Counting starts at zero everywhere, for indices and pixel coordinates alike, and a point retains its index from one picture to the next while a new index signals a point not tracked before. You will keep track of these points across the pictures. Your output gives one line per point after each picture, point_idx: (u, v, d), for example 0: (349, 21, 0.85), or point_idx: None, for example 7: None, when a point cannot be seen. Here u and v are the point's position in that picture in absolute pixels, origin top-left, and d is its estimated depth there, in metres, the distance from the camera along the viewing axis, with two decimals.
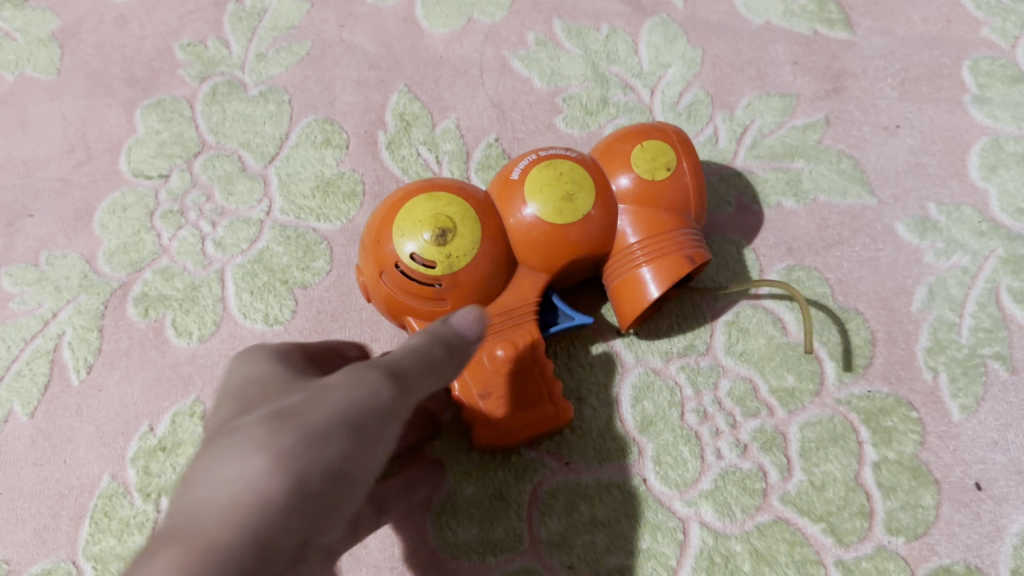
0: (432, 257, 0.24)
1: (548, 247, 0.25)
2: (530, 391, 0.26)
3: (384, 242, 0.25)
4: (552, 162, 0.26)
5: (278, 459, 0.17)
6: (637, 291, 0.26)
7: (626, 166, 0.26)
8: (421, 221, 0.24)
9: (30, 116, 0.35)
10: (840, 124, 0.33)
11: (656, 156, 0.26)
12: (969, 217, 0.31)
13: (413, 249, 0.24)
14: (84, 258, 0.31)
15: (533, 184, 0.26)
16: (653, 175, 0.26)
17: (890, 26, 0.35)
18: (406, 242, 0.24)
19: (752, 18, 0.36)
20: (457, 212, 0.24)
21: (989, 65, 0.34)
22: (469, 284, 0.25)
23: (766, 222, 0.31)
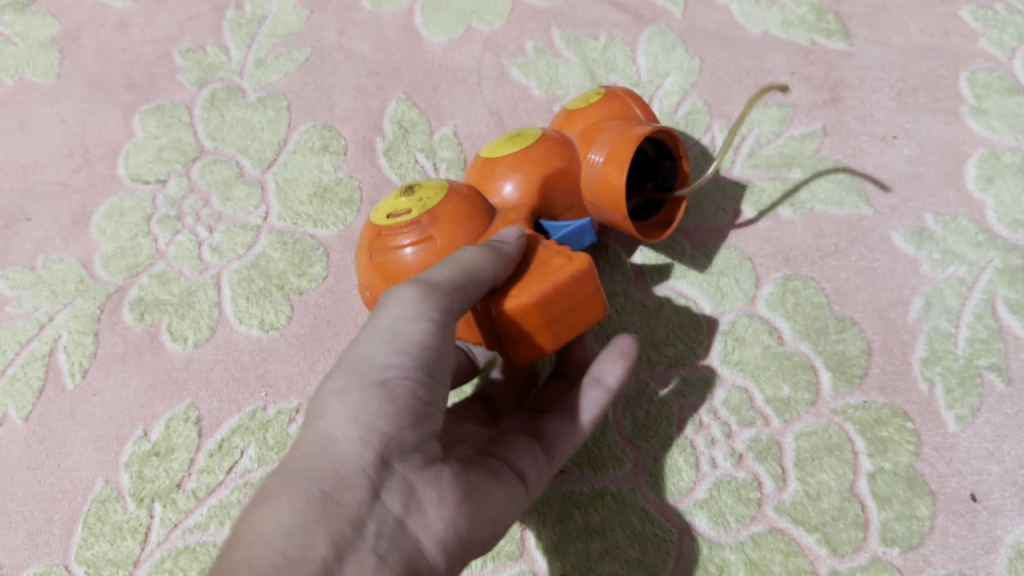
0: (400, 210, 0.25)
1: (523, 169, 0.26)
2: (542, 260, 0.23)
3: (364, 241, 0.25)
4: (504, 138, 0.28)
5: (340, 393, 0.20)
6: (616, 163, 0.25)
7: (571, 118, 0.28)
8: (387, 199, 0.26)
9: (29, 120, 0.35)
10: (838, 134, 0.33)
11: (589, 100, 0.28)
12: (966, 228, 0.31)
13: (385, 217, 0.25)
14: (81, 262, 0.31)
15: (490, 151, 0.27)
16: (586, 102, 0.28)
17: (888, 37, 0.35)
18: (379, 219, 0.25)
19: (750, 28, 0.36)
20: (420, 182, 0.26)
21: (986, 76, 0.34)
22: (450, 214, 0.24)
23: (762, 231, 0.31)
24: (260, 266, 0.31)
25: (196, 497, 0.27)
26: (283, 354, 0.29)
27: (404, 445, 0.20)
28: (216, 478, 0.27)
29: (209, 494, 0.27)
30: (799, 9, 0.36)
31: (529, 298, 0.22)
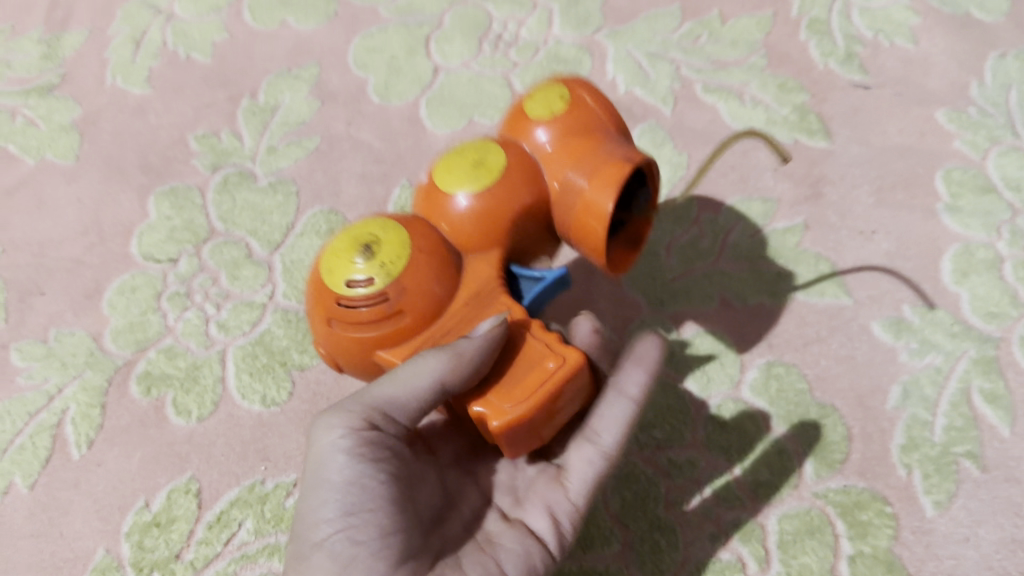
0: (358, 280, 0.23)
1: (485, 209, 0.25)
2: (531, 360, 0.23)
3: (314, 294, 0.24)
4: (456, 154, 0.26)
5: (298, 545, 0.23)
6: (594, 209, 0.24)
7: (531, 122, 0.26)
8: (336, 248, 0.24)
9: (47, 198, 0.36)
10: (818, 228, 0.35)
11: (549, 104, 0.26)
12: (942, 319, 0.32)
13: (341, 278, 0.23)
14: (91, 335, 0.33)
15: (447, 177, 0.25)
16: (548, 111, 0.26)
17: (867, 136, 0.37)
18: (335, 279, 0.23)
19: (735, 125, 0.38)
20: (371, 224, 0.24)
21: (960, 175, 0.36)
22: (418, 288, 0.23)
23: (747, 318, 0.33)
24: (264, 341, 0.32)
25: (193, 569, 0.28)
26: (282, 429, 0.30)
27: None
28: (213, 550, 0.28)
29: (205, 566, 0.28)
30: (782, 110, 0.38)
31: (527, 403, 0.22)
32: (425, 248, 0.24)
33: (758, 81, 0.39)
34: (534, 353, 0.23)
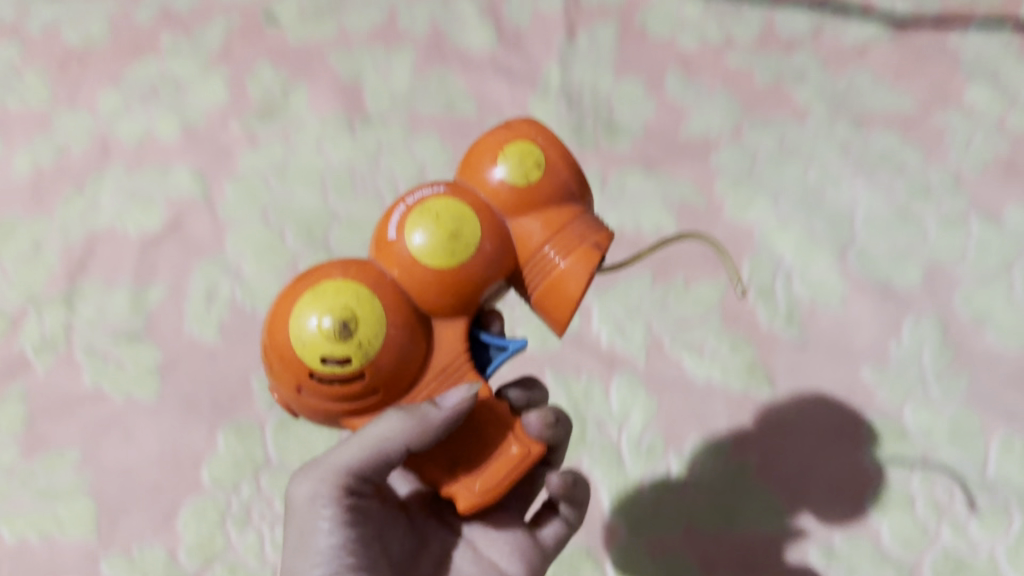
0: (334, 353, 0.29)
1: (450, 281, 0.30)
2: (498, 448, 0.31)
3: (283, 351, 0.29)
4: (426, 210, 0.30)
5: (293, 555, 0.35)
6: (561, 289, 0.31)
7: (500, 175, 0.31)
8: (312, 314, 0.29)
9: (133, 433, 0.45)
10: (764, 468, 0.45)
11: (523, 164, 0.31)
12: (866, 548, 0.43)
13: (316, 350, 0.29)
14: (167, 550, 0.42)
15: (416, 240, 0.30)
16: (524, 177, 0.31)
17: (804, 388, 0.47)
18: (312, 343, 0.29)
19: (697, 376, 0.47)
20: (349, 294, 0.29)
21: (881, 426, 0.46)
22: (388, 362, 0.30)
23: (709, 547, 0.44)
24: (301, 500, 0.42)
25: None
26: None
27: None
28: None
29: None
30: (734, 363, 0.48)
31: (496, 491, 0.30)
32: (397, 320, 0.30)
33: (714, 338, 0.48)
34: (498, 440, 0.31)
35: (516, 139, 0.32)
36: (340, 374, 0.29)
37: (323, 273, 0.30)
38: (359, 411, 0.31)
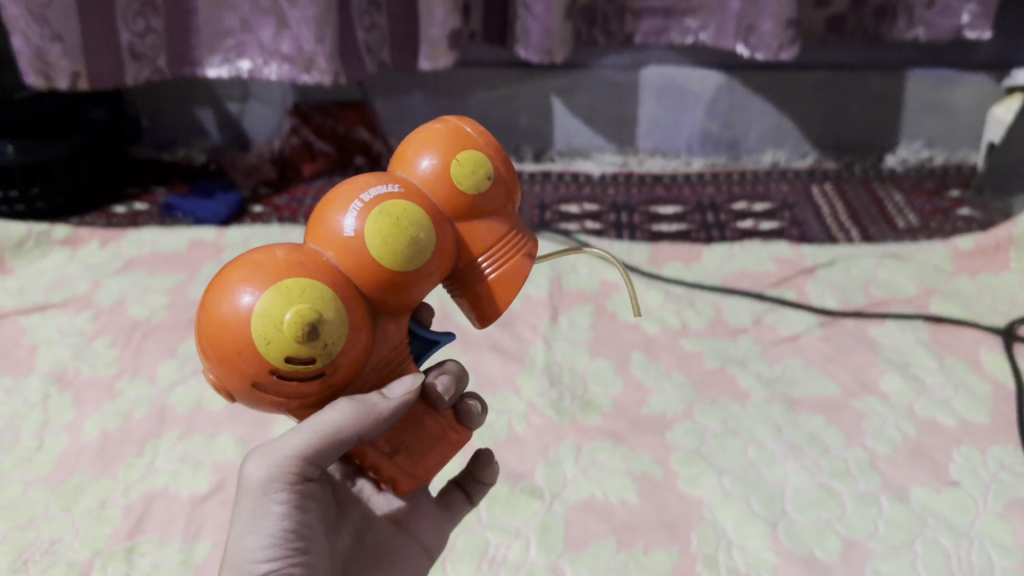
0: (294, 352, 0.31)
1: (407, 280, 0.34)
2: (430, 442, 0.39)
3: (236, 344, 0.32)
4: (381, 212, 0.34)
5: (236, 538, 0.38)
6: (501, 291, 0.37)
7: (448, 178, 0.36)
8: (275, 314, 0.31)
9: None
10: None
11: (472, 175, 0.36)
12: None
13: (275, 347, 0.31)
14: None
15: (371, 235, 0.33)
16: (471, 187, 0.36)
17: None
18: (272, 338, 0.31)
19: None
20: (310, 292, 0.32)
21: None
22: (347, 358, 0.33)
23: None
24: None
25: None
26: None
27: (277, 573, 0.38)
28: None
29: None
30: None
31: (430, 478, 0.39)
32: (354, 316, 0.33)
33: None
34: (429, 437, 0.39)
35: (454, 141, 0.37)
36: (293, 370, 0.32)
37: (281, 272, 0.32)
38: (304, 401, 0.35)
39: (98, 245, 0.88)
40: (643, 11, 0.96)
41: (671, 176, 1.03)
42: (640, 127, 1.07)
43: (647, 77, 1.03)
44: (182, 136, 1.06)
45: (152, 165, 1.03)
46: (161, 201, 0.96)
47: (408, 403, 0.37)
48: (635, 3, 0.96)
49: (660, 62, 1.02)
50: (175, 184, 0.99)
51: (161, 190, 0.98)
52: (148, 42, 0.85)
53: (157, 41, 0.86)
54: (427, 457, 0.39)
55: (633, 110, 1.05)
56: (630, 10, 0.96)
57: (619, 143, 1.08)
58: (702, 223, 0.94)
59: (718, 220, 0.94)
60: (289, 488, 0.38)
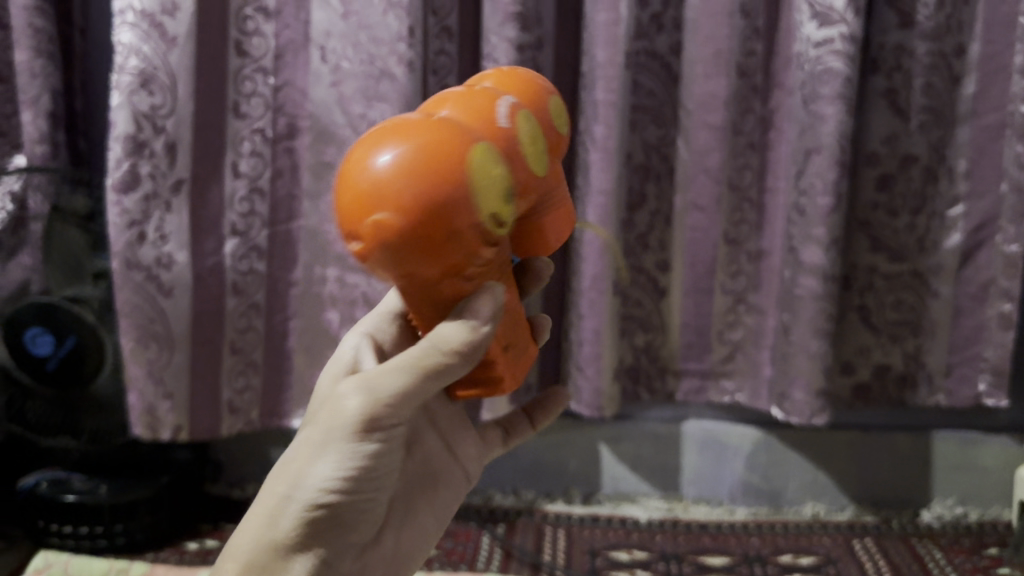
0: (453, 198, 0.41)
1: (538, 188, 0.47)
2: (521, 345, 0.50)
3: (395, 197, 0.40)
4: (523, 118, 0.46)
5: (314, 455, 0.47)
6: (567, 214, 0.52)
7: (543, 107, 0.50)
8: (433, 165, 0.40)
9: None
10: None
11: (557, 108, 0.51)
12: None
13: (436, 191, 0.40)
14: None
15: (521, 129, 0.46)
16: (556, 117, 0.51)
17: None
18: (429, 184, 0.40)
19: None
20: (460, 142, 0.41)
21: None
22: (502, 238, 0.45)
23: None
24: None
25: None
26: None
27: (339, 490, 0.47)
28: None
29: None
30: None
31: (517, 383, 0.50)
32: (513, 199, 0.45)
33: None
34: (520, 339, 0.49)
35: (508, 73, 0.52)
36: (449, 220, 0.41)
37: (422, 131, 0.42)
38: (450, 272, 0.43)
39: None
40: (684, 371, 1.05)
41: (716, 524, 1.07)
42: (683, 476, 1.13)
43: (688, 430, 1.12)
44: (253, 474, 1.14)
45: (225, 502, 1.10)
46: (230, 538, 1.02)
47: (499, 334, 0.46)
48: (675, 364, 1.05)
49: (699, 417, 1.12)
50: None
51: (231, 527, 1.05)
52: (245, 397, 0.97)
53: (253, 396, 0.98)
54: (518, 361, 0.49)
55: (676, 461, 1.13)
56: (671, 370, 1.05)
57: (663, 490, 1.13)
58: None
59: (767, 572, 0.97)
60: (378, 430, 0.47)
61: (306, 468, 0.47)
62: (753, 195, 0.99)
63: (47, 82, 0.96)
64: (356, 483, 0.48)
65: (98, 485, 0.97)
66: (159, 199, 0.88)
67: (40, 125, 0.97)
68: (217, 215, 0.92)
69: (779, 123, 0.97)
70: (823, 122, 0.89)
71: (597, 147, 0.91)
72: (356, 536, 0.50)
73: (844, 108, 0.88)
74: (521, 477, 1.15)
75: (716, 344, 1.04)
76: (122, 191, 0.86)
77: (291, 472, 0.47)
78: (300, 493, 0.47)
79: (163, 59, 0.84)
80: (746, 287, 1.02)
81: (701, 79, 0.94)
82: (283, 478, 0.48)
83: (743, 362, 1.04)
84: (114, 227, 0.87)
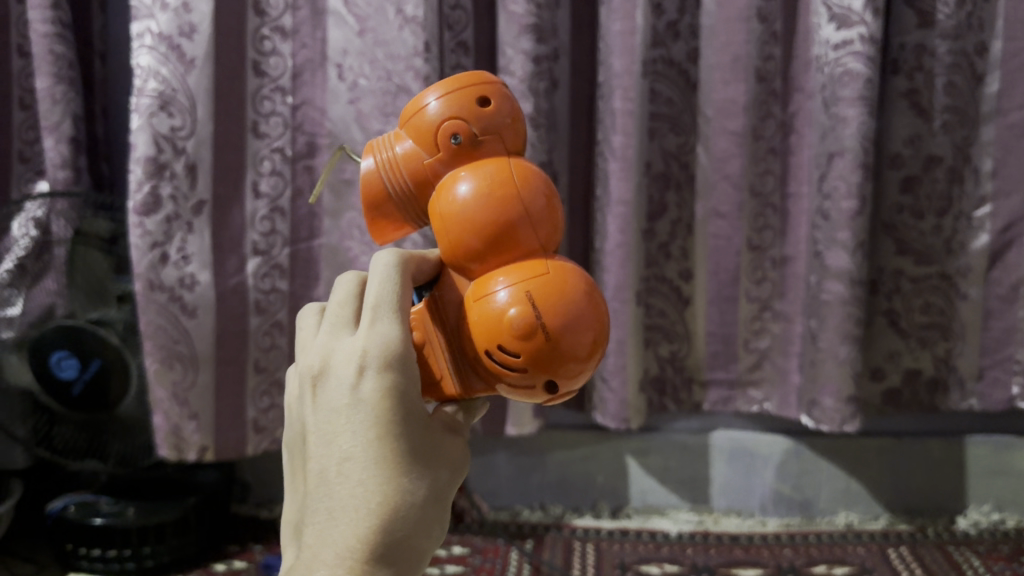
0: (596, 326, 0.45)
1: None
2: None
3: (550, 329, 0.44)
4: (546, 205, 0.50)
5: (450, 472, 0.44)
6: None
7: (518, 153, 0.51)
8: (571, 304, 0.44)
9: None
10: None
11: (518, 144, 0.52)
12: None
13: (584, 324, 0.45)
14: None
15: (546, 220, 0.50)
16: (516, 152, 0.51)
17: None
18: (574, 318, 0.44)
19: None
20: (579, 276, 0.46)
21: None
22: None
23: None
24: (334, 444, 0.41)
25: None
26: None
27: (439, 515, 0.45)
28: None
29: None
30: None
31: None
32: None
33: None
34: None
35: (512, 121, 0.49)
36: (595, 347, 0.45)
37: (545, 270, 0.45)
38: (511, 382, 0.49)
39: None
40: (710, 381, 1.03)
41: (748, 536, 1.06)
42: (712, 488, 1.12)
43: (717, 441, 1.11)
44: (281, 495, 1.15)
45: (253, 523, 1.10)
46: (258, 559, 1.02)
47: None
48: (701, 374, 1.04)
49: (728, 427, 1.11)
50: (271, 541, 1.06)
51: (259, 548, 1.04)
52: (270, 416, 0.97)
53: (278, 415, 0.98)
54: None
55: (706, 472, 1.11)
56: (697, 380, 1.04)
57: (693, 502, 1.12)
58: None
59: None
60: None
61: (440, 507, 0.43)
62: (776, 200, 0.98)
63: (69, 107, 0.97)
64: None
65: (125, 508, 0.97)
66: (180, 220, 0.88)
67: (62, 150, 0.97)
68: (239, 235, 0.92)
69: (801, 127, 0.96)
70: (845, 125, 0.88)
71: (616, 156, 0.91)
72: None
73: (866, 109, 0.87)
74: (548, 491, 1.14)
75: (742, 352, 1.03)
76: (143, 213, 0.86)
77: (431, 508, 0.42)
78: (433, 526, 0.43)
79: (182, 80, 0.85)
80: (772, 294, 1.01)
81: (720, 85, 0.93)
82: (417, 502, 0.41)
83: (771, 370, 1.02)
84: (136, 249, 0.87)
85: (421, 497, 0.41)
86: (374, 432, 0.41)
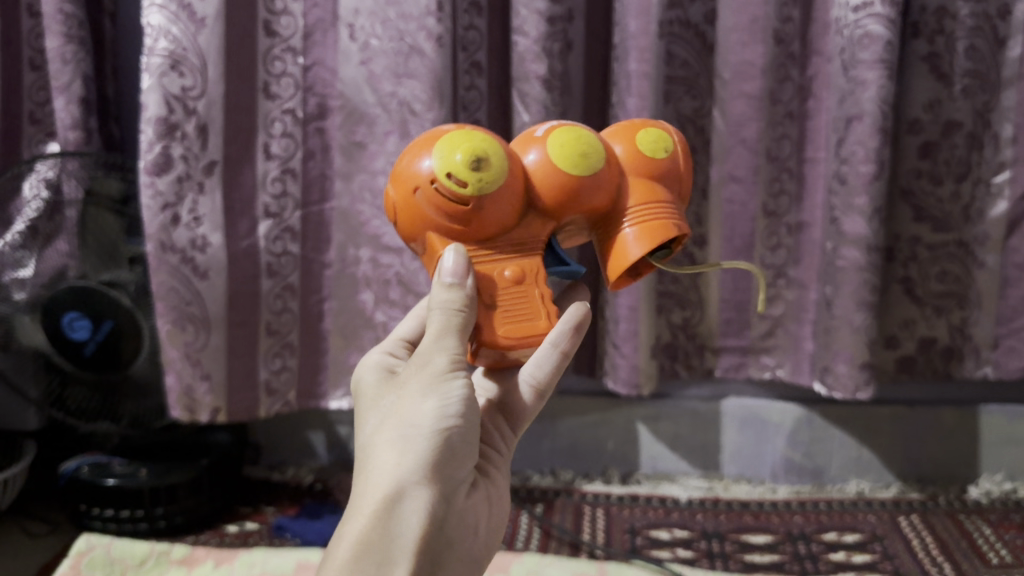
0: (412, 174, 0.52)
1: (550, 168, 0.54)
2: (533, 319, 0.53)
3: (392, 184, 0.54)
4: (568, 134, 0.54)
5: (411, 396, 0.52)
6: (645, 222, 0.55)
7: (628, 147, 0.57)
8: (404, 162, 0.53)
9: None
10: None
11: (655, 145, 0.57)
12: None
13: (429, 182, 0.51)
14: None
15: (562, 142, 0.54)
16: (645, 146, 0.56)
17: None
18: (416, 170, 0.52)
19: None
20: (422, 146, 0.52)
21: None
22: (498, 214, 0.52)
23: None
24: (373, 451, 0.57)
25: None
26: None
27: (437, 424, 0.51)
28: None
29: None
30: None
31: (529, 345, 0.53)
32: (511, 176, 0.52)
33: None
34: (534, 315, 0.53)
35: (636, 135, 0.57)
36: (451, 201, 0.51)
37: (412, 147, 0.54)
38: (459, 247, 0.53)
39: (212, 565, 0.90)
40: (722, 348, 1.03)
41: (758, 502, 1.06)
42: (723, 455, 1.12)
43: (728, 408, 1.10)
44: (292, 457, 1.15)
45: (264, 485, 1.11)
46: (270, 520, 1.03)
47: (463, 273, 0.51)
48: (713, 341, 1.03)
49: (739, 395, 1.10)
50: (284, 503, 1.07)
51: (271, 509, 1.05)
52: (282, 378, 0.98)
53: (289, 377, 0.98)
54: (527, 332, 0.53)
55: (716, 439, 1.11)
56: (709, 347, 1.03)
57: (703, 468, 1.12)
58: (795, 555, 0.94)
59: (810, 551, 0.95)
60: (460, 378, 0.52)
61: (403, 430, 0.51)
62: (792, 165, 0.97)
63: (79, 67, 0.96)
64: (455, 426, 0.51)
65: (137, 469, 0.97)
66: (191, 181, 0.88)
67: (73, 111, 0.97)
68: (250, 197, 0.92)
69: (818, 91, 0.94)
70: (864, 88, 0.86)
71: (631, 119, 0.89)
72: (462, 494, 0.53)
73: (885, 72, 0.86)
74: (558, 456, 1.14)
75: (755, 319, 1.02)
76: (155, 173, 0.86)
77: (388, 436, 0.51)
78: (409, 450, 0.50)
79: (192, 40, 0.84)
80: (786, 260, 1.00)
81: (737, 47, 0.92)
82: (376, 438, 0.52)
83: (784, 337, 1.02)
84: (148, 210, 0.87)
85: (376, 440, 0.52)
86: (363, 426, 0.56)
